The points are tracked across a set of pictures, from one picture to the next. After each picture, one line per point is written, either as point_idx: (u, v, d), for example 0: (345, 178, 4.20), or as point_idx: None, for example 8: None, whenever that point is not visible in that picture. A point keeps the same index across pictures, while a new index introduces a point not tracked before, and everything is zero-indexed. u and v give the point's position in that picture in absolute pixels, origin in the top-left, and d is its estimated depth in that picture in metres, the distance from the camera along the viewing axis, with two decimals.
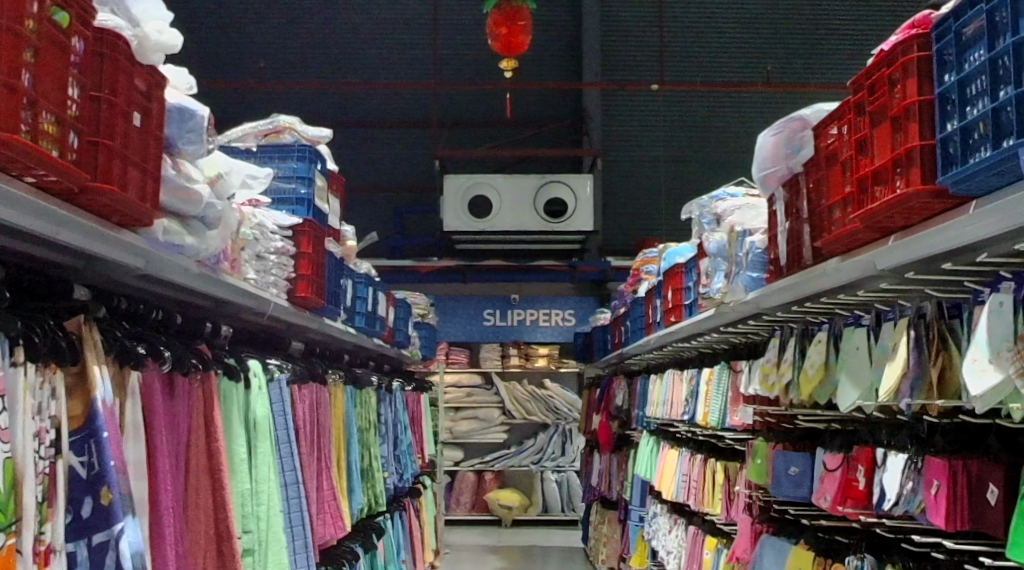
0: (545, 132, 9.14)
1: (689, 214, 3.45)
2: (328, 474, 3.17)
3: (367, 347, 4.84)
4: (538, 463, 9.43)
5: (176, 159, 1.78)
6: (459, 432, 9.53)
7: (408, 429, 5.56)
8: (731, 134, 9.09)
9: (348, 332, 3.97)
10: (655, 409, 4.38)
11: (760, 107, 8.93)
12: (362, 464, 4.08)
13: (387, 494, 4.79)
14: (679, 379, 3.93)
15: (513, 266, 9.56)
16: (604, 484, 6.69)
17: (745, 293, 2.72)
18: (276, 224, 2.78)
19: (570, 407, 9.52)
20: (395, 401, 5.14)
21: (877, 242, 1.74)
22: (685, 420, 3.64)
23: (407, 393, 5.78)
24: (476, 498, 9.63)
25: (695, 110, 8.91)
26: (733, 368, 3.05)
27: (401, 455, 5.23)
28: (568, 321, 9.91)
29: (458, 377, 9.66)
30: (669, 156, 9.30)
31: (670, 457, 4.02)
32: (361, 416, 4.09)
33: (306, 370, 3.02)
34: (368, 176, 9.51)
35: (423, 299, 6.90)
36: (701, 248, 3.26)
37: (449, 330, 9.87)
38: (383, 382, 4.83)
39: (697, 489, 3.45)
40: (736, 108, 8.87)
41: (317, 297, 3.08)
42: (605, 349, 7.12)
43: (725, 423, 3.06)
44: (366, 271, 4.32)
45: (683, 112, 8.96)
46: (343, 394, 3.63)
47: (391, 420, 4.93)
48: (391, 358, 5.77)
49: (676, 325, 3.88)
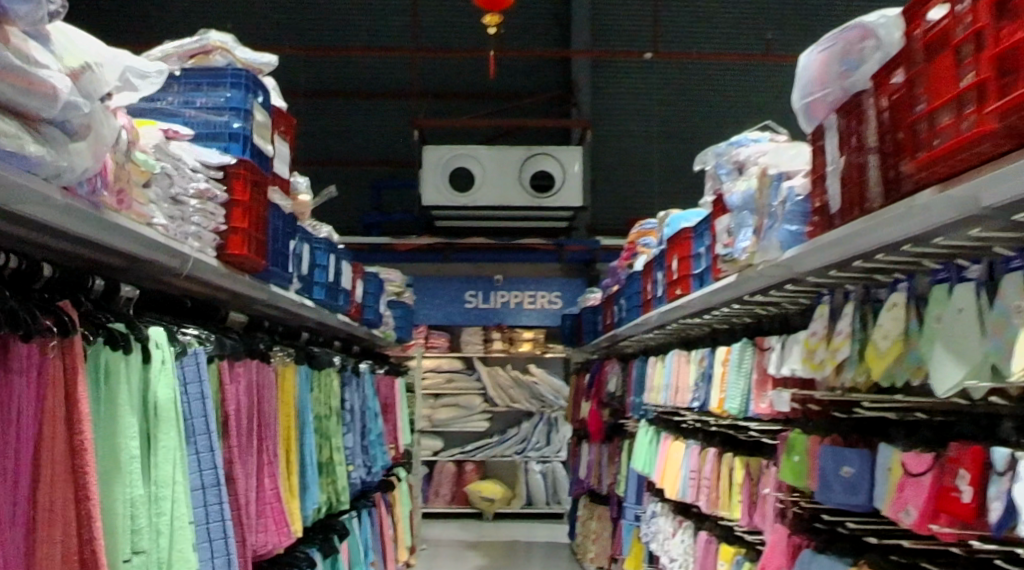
0: (531, 104, 8.62)
1: (703, 163, 2.93)
2: (271, 470, 2.65)
3: (330, 325, 4.31)
4: (521, 453, 8.93)
5: (5, 27, 1.24)
6: (438, 420, 9.02)
7: (378, 416, 5.04)
8: (727, 108, 8.59)
9: (304, 305, 3.43)
10: (656, 395, 3.88)
11: (759, 80, 8.42)
12: (320, 457, 3.56)
13: (352, 489, 4.27)
14: (687, 360, 3.42)
15: (497, 246, 9.05)
16: (594, 476, 6.21)
17: (780, 252, 2.21)
18: (200, 161, 2.25)
19: (556, 394, 9.01)
20: (362, 385, 4.61)
21: (1010, 155, 1.23)
22: (695, 407, 3.14)
23: (378, 376, 5.26)
24: (456, 489, 9.13)
25: (690, 82, 8.40)
26: (758, 345, 2.55)
27: (370, 444, 4.71)
28: (555, 304, 9.41)
29: (438, 363, 9.14)
30: (662, 132, 8.78)
31: (673, 449, 3.52)
32: (319, 402, 3.56)
33: (242, 346, 2.48)
34: (342, 149, 8.96)
35: (398, 275, 6.38)
36: (718, 203, 2.75)
37: (428, 313, 9.35)
38: (348, 363, 4.31)
39: (709, 489, 2.94)
40: (734, 80, 8.36)
41: (257, 257, 2.54)
42: (593, 333, 6.62)
43: (748, 412, 2.56)
44: (328, 236, 3.78)
45: (677, 85, 8.44)
46: (295, 375, 3.10)
47: (357, 405, 4.41)
48: (359, 337, 5.23)
49: (685, 298, 3.37)
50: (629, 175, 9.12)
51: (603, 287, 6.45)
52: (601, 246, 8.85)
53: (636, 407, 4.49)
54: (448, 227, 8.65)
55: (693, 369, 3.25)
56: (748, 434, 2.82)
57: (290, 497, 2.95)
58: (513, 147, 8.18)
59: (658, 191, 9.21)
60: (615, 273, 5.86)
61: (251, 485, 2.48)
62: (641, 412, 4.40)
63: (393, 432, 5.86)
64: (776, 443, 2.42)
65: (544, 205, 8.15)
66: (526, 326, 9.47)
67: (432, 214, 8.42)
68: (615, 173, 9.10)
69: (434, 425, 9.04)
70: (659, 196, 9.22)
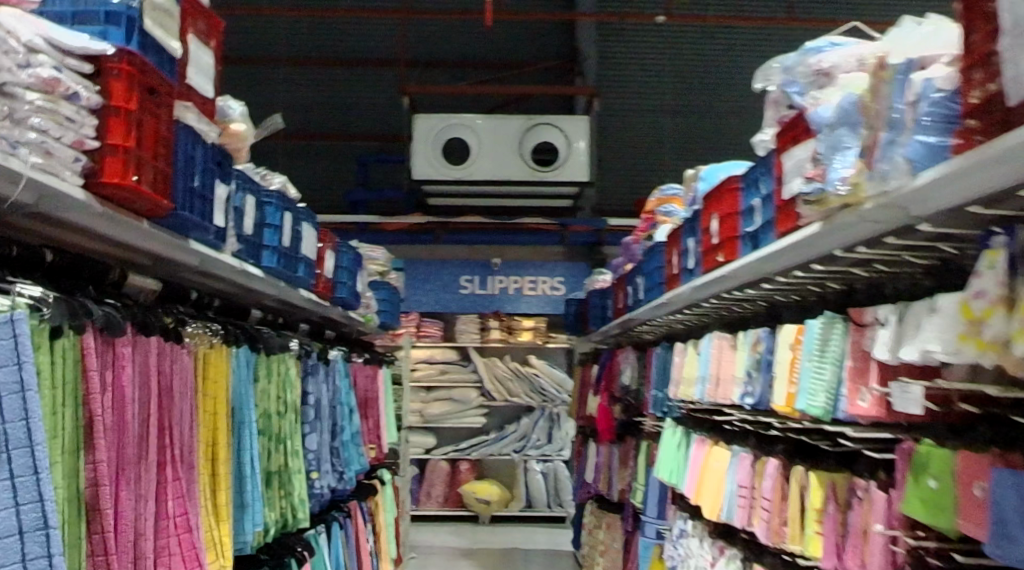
0: (531, 73, 7.88)
1: (765, 83, 2.22)
2: (180, 491, 1.93)
3: (292, 303, 3.59)
4: (520, 451, 8.24)
5: None
6: (430, 416, 8.30)
7: (355, 413, 4.32)
8: (747, 79, 7.85)
9: (246, 272, 2.71)
10: (687, 389, 3.16)
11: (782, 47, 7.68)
12: (270, 465, 2.84)
13: (319, 501, 3.56)
14: (734, 345, 2.71)
15: (495, 227, 8.33)
16: (602, 481, 5.50)
17: (909, 179, 1.49)
18: (52, 43, 1.53)
19: (558, 388, 8.32)
20: (332, 375, 3.88)
21: None
22: (749, 405, 2.42)
23: (354, 365, 4.53)
24: (449, 490, 8.42)
25: (706, 50, 7.65)
26: (852, 320, 1.83)
27: (343, 443, 3.98)
28: (557, 290, 8.71)
29: (430, 353, 8.43)
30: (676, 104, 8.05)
31: (711, 458, 2.80)
32: (268, 396, 2.84)
33: (128, 315, 1.76)
34: (326, 121, 8.23)
35: (382, 252, 5.66)
36: (793, 128, 2.04)
37: (420, 299, 8.63)
38: (314, 348, 3.58)
39: (769, 513, 2.23)
40: (754, 47, 7.61)
41: (157, 193, 1.83)
42: (602, 319, 5.89)
43: (839, 414, 1.85)
44: (283, 190, 3.06)
45: (692, 53, 7.70)
46: (228, 362, 2.38)
47: (324, 398, 3.69)
48: (332, 319, 4.49)
49: (732, 266, 2.64)
50: (639, 152, 8.38)
51: (614, 267, 5.74)
52: (608, 227, 8.14)
53: (657, 404, 3.78)
54: (441, 205, 7.93)
55: (744, 357, 2.53)
56: (826, 442, 2.10)
57: (217, 522, 2.22)
58: (512, 116, 7.47)
59: (671, 171, 8.47)
60: (629, 248, 5.14)
61: (139, 515, 1.77)
62: (665, 409, 3.69)
63: (374, 430, 5.15)
64: (897, 463, 1.64)
65: (546, 180, 7.43)
66: (526, 315, 8.75)
67: (424, 191, 7.71)
68: (624, 149, 8.36)
69: (425, 420, 8.33)
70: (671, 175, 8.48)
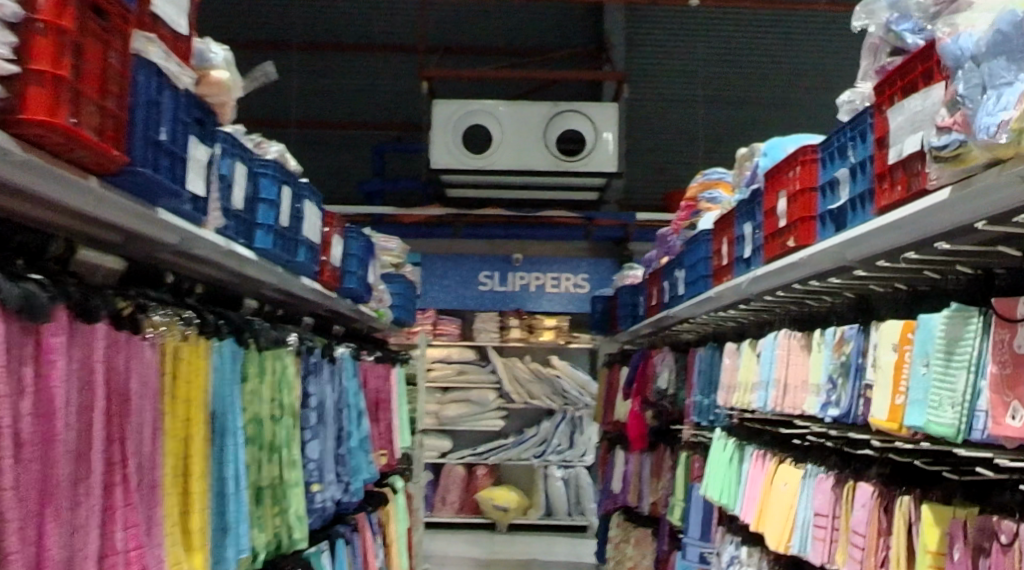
0: (557, 59, 7.46)
1: (866, 20, 1.82)
2: (134, 521, 1.54)
3: (293, 292, 3.19)
4: (540, 457, 7.84)
5: None
6: (446, 418, 7.91)
7: (364, 416, 3.93)
8: (785, 69, 7.40)
9: (234, 255, 2.32)
10: (744, 395, 2.74)
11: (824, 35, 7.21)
12: (260, 479, 2.44)
13: (321, 516, 3.17)
14: (810, 347, 2.29)
15: (516, 221, 7.93)
16: (631, 491, 5.10)
17: None
18: None
19: (580, 390, 7.87)
20: (339, 374, 3.49)
21: None
22: (833, 418, 2.01)
23: (364, 364, 4.14)
24: (465, 496, 8.02)
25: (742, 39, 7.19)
26: (1000, 312, 1.41)
27: (350, 447, 3.60)
28: (581, 288, 8.29)
29: (447, 352, 8.04)
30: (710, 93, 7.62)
31: (776, 478, 2.38)
32: (260, 398, 2.45)
33: (60, 293, 1.38)
34: (341, 107, 7.86)
35: (399, 242, 5.27)
36: (913, 70, 1.63)
37: (437, 295, 8.24)
38: (317, 344, 3.19)
39: (863, 553, 1.82)
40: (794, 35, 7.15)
41: (104, 139, 1.45)
42: (633, 316, 5.47)
43: (977, 437, 1.43)
44: (282, 161, 2.66)
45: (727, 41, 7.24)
46: (207, 359, 1.99)
47: (328, 400, 3.30)
48: (340, 312, 4.10)
49: (806, 252, 2.23)
50: (669, 144, 7.96)
51: (646, 260, 5.32)
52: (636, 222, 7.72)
53: (700, 412, 3.36)
54: (460, 197, 7.54)
55: (824, 361, 2.12)
56: (945, 469, 1.68)
57: (187, 553, 1.83)
58: (537, 103, 7.07)
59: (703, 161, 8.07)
60: (666, 239, 4.73)
61: (72, 554, 1.38)
62: (711, 417, 3.28)
63: (386, 435, 4.77)
64: None
65: (572, 171, 7.03)
66: (548, 313, 8.35)
67: (443, 181, 7.32)
68: (653, 140, 7.95)
69: (441, 423, 7.95)
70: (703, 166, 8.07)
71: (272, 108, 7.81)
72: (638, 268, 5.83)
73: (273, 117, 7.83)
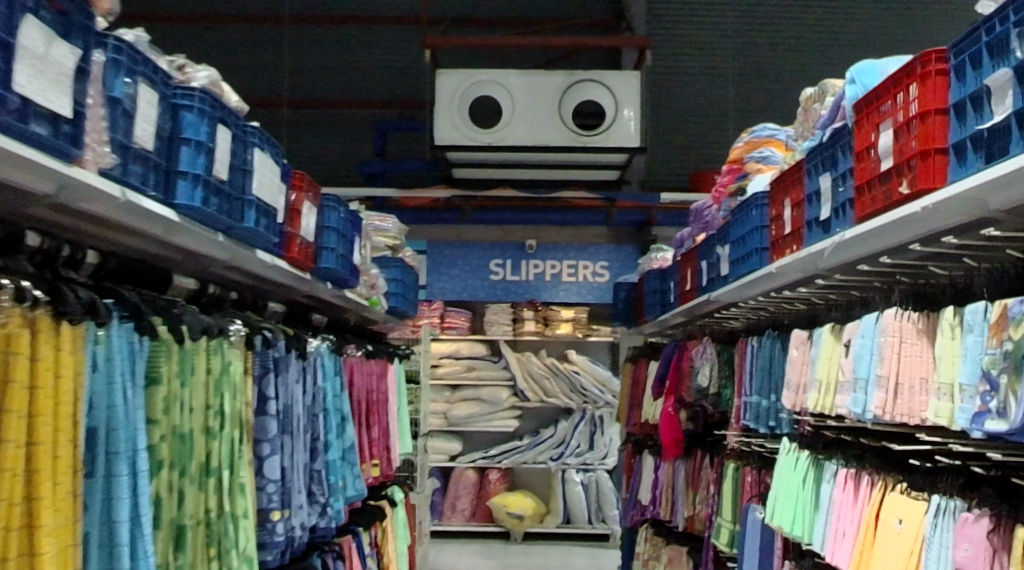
0: (573, 27, 6.81)
1: None
2: None
3: (251, 269, 2.56)
4: (558, 459, 7.23)
5: None
6: (455, 418, 7.29)
7: (349, 421, 3.30)
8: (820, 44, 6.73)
9: (138, 209, 1.70)
10: (827, 398, 2.11)
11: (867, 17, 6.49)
12: (182, 512, 1.81)
13: (286, 548, 2.54)
14: (938, 331, 1.65)
15: (529, 205, 7.30)
16: (662, 502, 4.47)
17: None
18: None
19: (601, 388, 7.26)
20: (312, 371, 2.85)
21: None
22: (990, 434, 1.37)
23: (350, 359, 3.53)
24: (477, 503, 7.39)
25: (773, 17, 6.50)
26: None
27: (326, 461, 2.97)
28: (601, 276, 7.68)
29: (455, 347, 7.41)
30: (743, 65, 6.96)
31: (885, 507, 1.75)
32: (182, 405, 1.81)
33: None
34: (338, 84, 7.24)
35: (396, 220, 4.66)
36: None
37: (444, 285, 7.62)
38: (280, 334, 2.55)
39: None
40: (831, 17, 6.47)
41: None
42: (663, 303, 4.79)
43: None
44: (219, 91, 2.03)
45: (756, 20, 6.54)
46: (70, 355, 1.37)
47: (296, 404, 2.67)
48: (319, 298, 3.47)
49: (932, 199, 1.58)
50: (698, 125, 7.24)
51: (680, 238, 4.64)
52: (660, 204, 7.16)
53: (756, 417, 2.71)
54: (468, 179, 6.91)
55: (974, 353, 1.47)
56: None
57: None
58: (552, 72, 6.42)
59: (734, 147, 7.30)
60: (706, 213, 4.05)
61: None
62: (772, 423, 2.62)
63: (380, 442, 4.16)
64: None
65: (591, 147, 6.40)
66: (565, 305, 7.71)
67: (449, 161, 6.70)
68: (679, 121, 7.22)
69: (450, 423, 7.33)
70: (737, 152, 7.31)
71: (264, 86, 7.20)
72: (668, 249, 5.14)
73: (265, 96, 7.21)
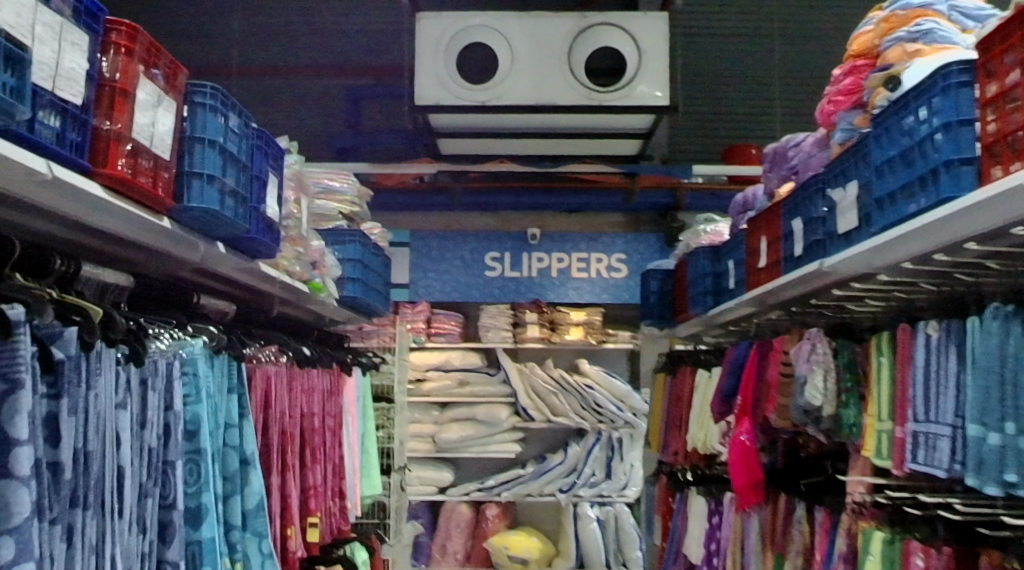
0: None
1: None
2: None
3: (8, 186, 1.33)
4: (569, 491, 5.99)
5: None
6: (445, 443, 6.04)
7: (256, 467, 2.04)
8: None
9: None
10: None
11: None
12: None
13: None
14: None
15: (532, 185, 6.07)
16: (723, 564, 3.23)
17: None
18: None
19: (619, 404, 5.97)
20: (164, 391, 1.62)
21: None
22: None
23: (267, 369, 2.29)
24: (473, 545, 6.11)
25: None
26: None
27: (196, 543, 1.73)
28: (618, 271, 6.44)
29: (445, 358, 6.14)
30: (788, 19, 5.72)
31: None
32: None
33: None
34: (300, 49, 6.02)
35: (357, 180, 3.44)
36: None
37: (432, 283, 6.39)
38: (43, 313, 1.28)
39: None
40: None
41: None
42: (723, 289, 3.54)
43: None
44: None
45: None
46: None
47: (107, 451, 1.41)
48: (212, 268, 2.24)
49: None
50: (737, 92, 5.99)
51: (750, 199, 3.39)
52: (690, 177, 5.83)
53: (974, 464, 1.60)
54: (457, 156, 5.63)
55: None
56: None
57: None
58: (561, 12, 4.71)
59: (782, 118, 6.07)
60: (797, 152, 2.81)
61: None
62: (1012, 478, 1.54)
63: (325, 489, 2.91)
64: None
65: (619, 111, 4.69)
66: (575, 306, 6.48)
67: (434, 133, 5.43)
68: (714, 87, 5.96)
69: (440, 449, 6.08)
70: (782, 122, 6.08)
71: (211, 51, 5.98)
72: (720, 219, 3.84)
73: (212, 64, 6.00)
